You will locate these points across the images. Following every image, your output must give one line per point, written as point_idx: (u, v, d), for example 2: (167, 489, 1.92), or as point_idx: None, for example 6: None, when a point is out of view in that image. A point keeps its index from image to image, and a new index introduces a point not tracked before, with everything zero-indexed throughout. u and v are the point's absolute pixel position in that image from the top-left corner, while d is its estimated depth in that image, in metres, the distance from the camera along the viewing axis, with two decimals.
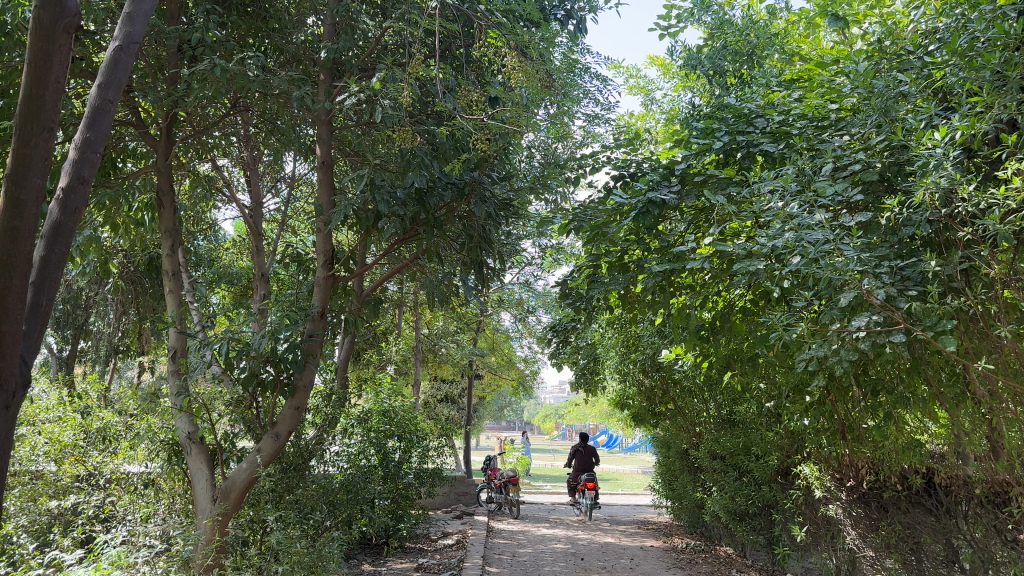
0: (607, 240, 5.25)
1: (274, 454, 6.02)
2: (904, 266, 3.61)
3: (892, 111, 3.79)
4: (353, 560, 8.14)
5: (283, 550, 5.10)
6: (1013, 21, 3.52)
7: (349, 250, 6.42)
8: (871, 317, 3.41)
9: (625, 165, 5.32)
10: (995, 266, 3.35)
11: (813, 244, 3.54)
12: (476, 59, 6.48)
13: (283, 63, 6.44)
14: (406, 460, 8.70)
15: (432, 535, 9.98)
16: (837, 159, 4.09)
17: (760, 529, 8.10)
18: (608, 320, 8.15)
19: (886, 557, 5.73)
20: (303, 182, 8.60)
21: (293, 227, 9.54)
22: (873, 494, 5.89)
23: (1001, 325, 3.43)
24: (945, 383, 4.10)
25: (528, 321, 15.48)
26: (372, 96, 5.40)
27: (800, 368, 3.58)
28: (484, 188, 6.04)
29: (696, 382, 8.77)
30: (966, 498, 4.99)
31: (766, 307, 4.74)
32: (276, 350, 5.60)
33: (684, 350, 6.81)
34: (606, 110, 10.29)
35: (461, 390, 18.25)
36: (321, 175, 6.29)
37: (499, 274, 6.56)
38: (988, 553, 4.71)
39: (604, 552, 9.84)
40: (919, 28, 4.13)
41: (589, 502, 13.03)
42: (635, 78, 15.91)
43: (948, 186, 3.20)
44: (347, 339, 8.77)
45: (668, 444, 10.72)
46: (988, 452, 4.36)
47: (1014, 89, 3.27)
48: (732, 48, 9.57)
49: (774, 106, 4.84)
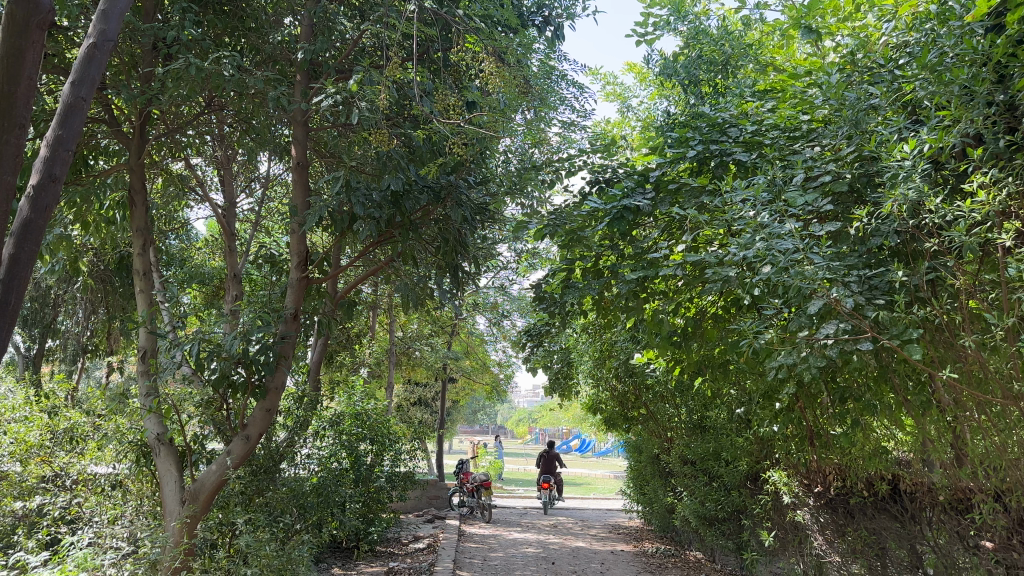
0: (582, 244, 5.29)
1: (245, 456, 6.00)
2: (872, 275, 3.68)
3: (863, 124, 3.86)
4: (323, 564, 8.11)
5: (252, 553, 5.11)
6: (982, 38, 3.53)
7: (323, 252, 6.38)
8: (839, 325, 3.50)
9: (601, 171, 5.43)
10: (963, 277, 3.40)
11: (783, 253, 3.65)
12: (455, 63, 6.45)
13: (260, 63, 6.32)
14: (378, 463, 8.70)
15: (403, 539, 9.96)
16: (809, 170, 4.16)
17: (730, 534, 8.18)
18: (582, 325, 8.22)
19: (853, 562, 5.81)
20: (278, 182, 8.57)
21: (266, 227, 9.45)
22: (839, 500, 5.95)
23: (965, 334, 3.50)
24: (912, 392, 4.11)
25: (503, 325, 15.47)
26: (349, 98, 5.38)
27: (769, 374, 3.67)
28: (461, 191, 6.02)
29: (668, 388, 8.84)
30: (930, 504, 5.04)
31: (737, 314, 4.81)
32: (247, 351, 5.53)
33: (656, 355, 6.99)
34: (583, 117, 10.31)
35: (434, 394, 18.17)
36: (296, 176, 6.21)
37: (474, 278, 6.53)
38: (950, 559, 4.79)
39: (574, 555, 9.89)
40: (891, 42, 4.18)
41: (545, 499, 14.14)
42: (611, 85, 15.95)
43: (916, 199, 3.27)
44: (319, 342, 8.60)
45: (639, 449, 10.86)
46: (952, 460, 4.42)
47: (981, 104, 3.32)
48: (707, 57, 9.74)
49: (747, 116, 4.92)
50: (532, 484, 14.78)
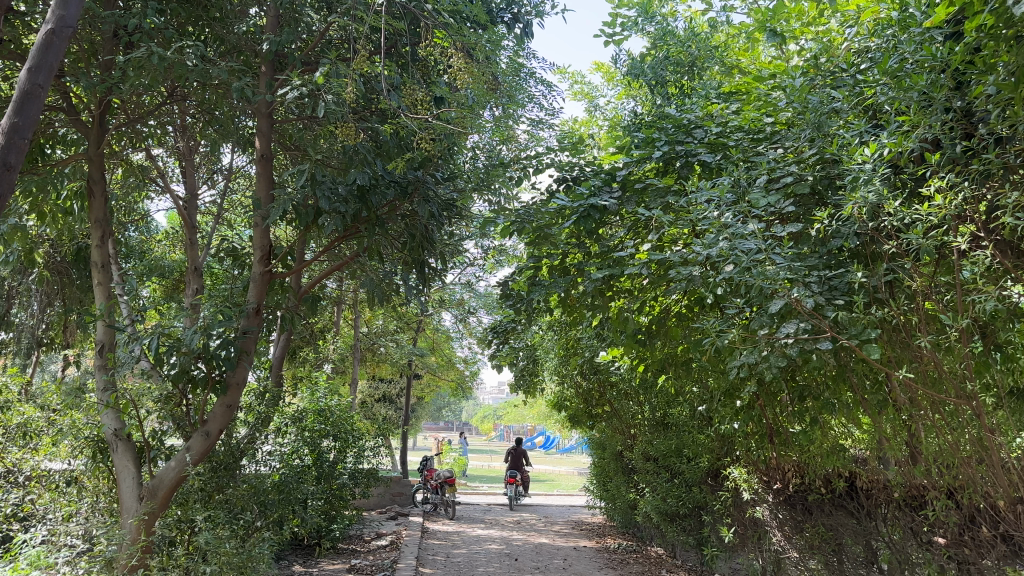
0: (549, 241, 5.24)
1: (204, 452, 5.92)
2: (832, 276, 3.73)
3: (825, 127, 3.93)
4: (283, 561, 8.02)
5: (211, 550, 5.05)
6: (940, 44, 3.58)
7: (287, 246, 6.30)
8: (799, 324, 3.55)
9: (568, 168, 5.42)
10: (920, 279, 3.47)
11: (746, 253, 3.69)
12: (423, 57, 6.41)
13: (223, 53, 6.21)
14: (341, 460, 8.64)
15: (366, 536, 9.90)
16: (771, 171, 4.21)
17: (690, 530, 8.28)
18: (548, 322, 8.24)
19: (811, 558, 5.87)
20: (241, 174, 8.45)
21: (229, 220, 9.32)
22: (798, 496, 6.03)
23: (921, 335, 3.56)
24: (869, 391, 4.17)
25: (469, 321, 15.44)
26: (315, 91, 5.31)
27: (732, 373, 3.71)
28: (428, 187, 5.99)
29: (632, 385, 8.89)
30: (885, 501, 5.13)
31: (701, 314, 4.85)
32: (208, 346, 5.45)
33: (621, 353, 7.04)
34: (551, 115, 10.31)
35: (398, 390, 18.08)
36: (259, 169, 6.13)
37: (440, 274, 6.51)
38: (904, 554, 4.89)
39: (536, 552, 9.92)
40: (853, 47, 4.25)
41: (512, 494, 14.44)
42: (579, 84, 16.01)
43: (876, 202, 3.33)
44: (282, 337, 8.42)
45: (602, 446, 10.93)
46: (908, 457, 4.51)
47: (939, 110, 3.38)
48: (674, 58, 9.79)
49: (712, 117, 4.96)
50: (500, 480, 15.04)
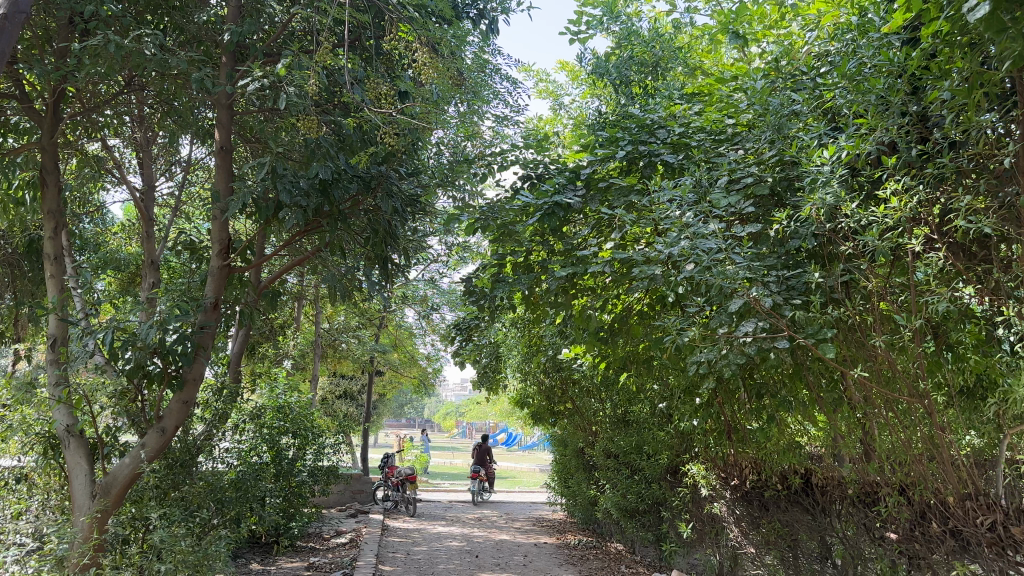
0: (513, 238, 5.33)
1: (160, 449, 5.80)
2: (790, 275, 3.78)
3: (785, 129, 4.01)
4: (240, 559, 7.92)
5: (166, 549, 4.97)
6: (898, 50, 3.66)
7: (247, 240, 6.21)
8: (757, 323, 3.58)
9: (533, 166, 5.42)
10: (875, 280, 3.54)
11: (706, 253, 3.73)
12: (388, 51, 6.36)
13: (183, 43, 6.10)
14: (300, 457, 8.55)
15: (325, 534, 9.83)
16: (732, 172, 4.26)
17: (650, 526, 8.37)
18: (511, 320, 8.26)
19: (767, 554, 6.04)
20: (201, 167, 8.31)
21: (188, 213, 9.16)
22: (754, 493, 6.11)
23: (876, 334, 3.62)
24: (824, 389, 4.30)
25: (432, 318, 15.39)
26: (276, 82, 5.24)
27: (691, 370, 3.76)
28: (391, 182, 5.98)
29: (594, 383, 8.93)
30: (840, 498, 5.22)
31: (662, 312, 4.89)
32: (163, 341, 5.32)
33: (583, 350, 7.09)
34: (516, 112, 10.32)
35: (360, 387, 17.96)
36: (219, 161, 6.03)
37: (402, 270, 6.45)
38: (858, 550, 4.99)
39: (497, 548, 9.93)
40: (813, 51, 4.32)
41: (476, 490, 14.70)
42: (544, 82, 16.05)
43: (834, 203, 3.40)
44: (241, 332, 8.39)
45: (564, 442, 10.98)
46: (861, 454, 4.61)
47: (896, 114, 3.44)
48: (637, 58, 9.73)
49: (675, 118, 4.99)
50: (466, 476, 15.27)
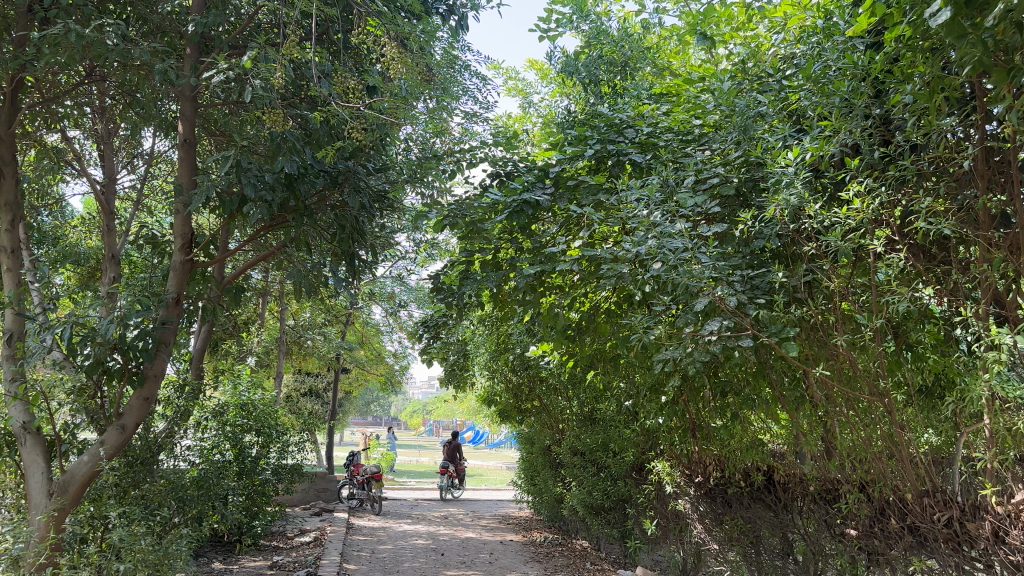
0: (482, 236, 5.29)
1: (120, 447, 5.68)
2: (754, 275, 3.81)
3: (750, 131, 4.07)
4: (202, 558, 7.82)
5: (125, 548, 4.89)
6: (862, 53, 3.70)
7: (211, 235, 6.11)
8: (722, 322, 3.63)
9: (502, 164, 5.42)
10: (837, 280, 3.58)
11: (673, 252, 3.76)
12: (356, 46, 6.30)
13: (146, 34, 5.98)
14: (264, 455, 8.46)
15: (289, 533, 9.75)
16: (699, 172, 4.29)
17: (615, 523, 8.43)
18: (479, 318, 8.25)
19: (730, 550, 6.08)
20: (164, 160, 8.17)
21: (150, 207, 9.01)
22: (718, 490, 6.15)
23: (838, 334, 3.67)
24: (788, 387, 4.36)
25: (400, 315, 15.31)
26: (242, 75, 5.17)
27: (658, 368, 3.81)
28: (359, 177, 5.93)
29: (561, 381, 8.95)
30: (801, 495, 5.27)
31: (628, 310, 4.91)
32: (124, 336, 5.21)
33: (551, 348, 7.10)
34: (485, 109, 10.28)
35: (325, 384, 17.82)
36: (182, 154, 5.93)
37: (370, 267, 6.42)
38: (819, 546, 5.06)
39: (463, 546, 9.92)
40: (779, 53, 4.36)
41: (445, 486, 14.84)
42: (513, 80, 16.04)
43: (797, 204, 3.44)
44: (204, 328, 8.25)
45: (531, 440, 11.00)
46: (823, 452, 4.67)
47: (860, 117, 3.48)
48: (607, 58, 9.83)
49: (643, 117, 5.02)
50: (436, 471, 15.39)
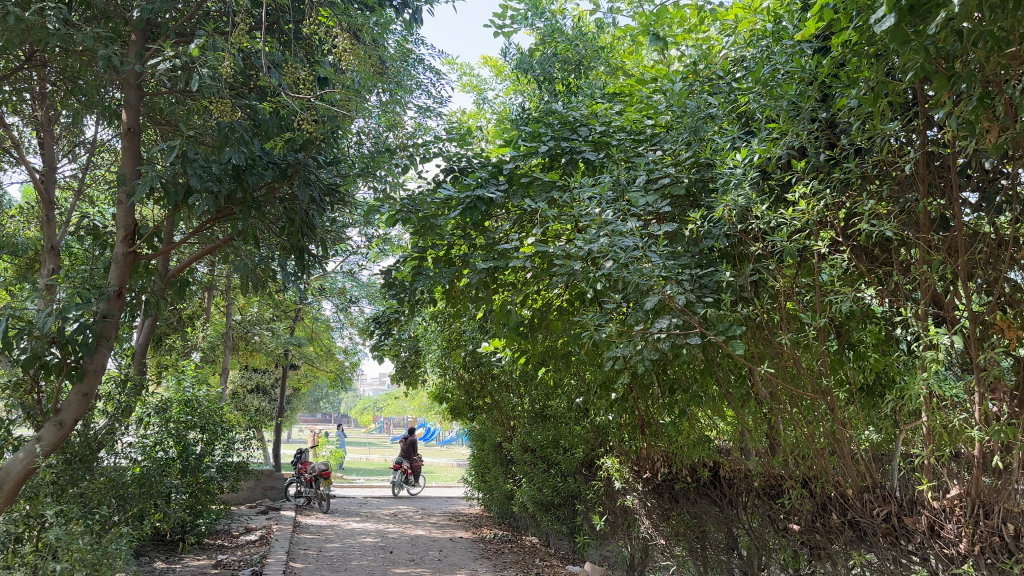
0: (435, 232, 5.21)
1: (56, 444, 5.47)
2: (702, 274, 3.87)
3: (701, 131, 4.12)
4: (143, 558, 7.63)
5: (62, 547, 4.73)
6: (809, 58, 3.77)
7: (155, 226, 5.96)
8: (671, 320, 3.67)
9: (455, 160, 5.39)
10: (782, 280, 3.64)
11: (624, 250, 3.78)
12: (307, 36, 6.19)
13: (90, 19, 5.81)
14: (209, 453, 8.29)
15: (234, 531, 9.60)
16: (650, 172, 4.34)
17: (564, 519, 8.49)
18: (431, 314, 8.22)
19: (676, 544, 6.17)
20: (107, 149, 7.95)
21: (92, 197, 8.76)
22: (666, 485, 6.19)
23: (782, 332, 3.74)
24: (733, 384, 4.47)
25: (350, 311, 15.16)
26: (190, 63, 5.04)
27: (607, 365, 3.84)
28: (309, 170, 5.83)
29: (513, 377, 8.97)
30: (746, 491, 5.30)
31: (580, 307, 4.94)
32: (63, 331, 5.11)
33: (502, 345, 7.11)
34: (439, 104, 10.21)
35: (273, 380, 17.56)
36: (126, 143, 5.77)
37: (320, 261, 6.34)
38: (762, 540, 5.16)
39: (412, 544, 9.88)
40: (729, 56, 4.43)
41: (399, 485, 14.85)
42: (468, 76, 15.99)
43: (745, 205, 3.50)
44: (147, 322, 8.05)
45: (481, 437, 11.00)
46: (767, 448, 4.76)
47: (807, 120, 3.55)
48: (561, 56, 9.97)
49: (596, 116, 5.06)
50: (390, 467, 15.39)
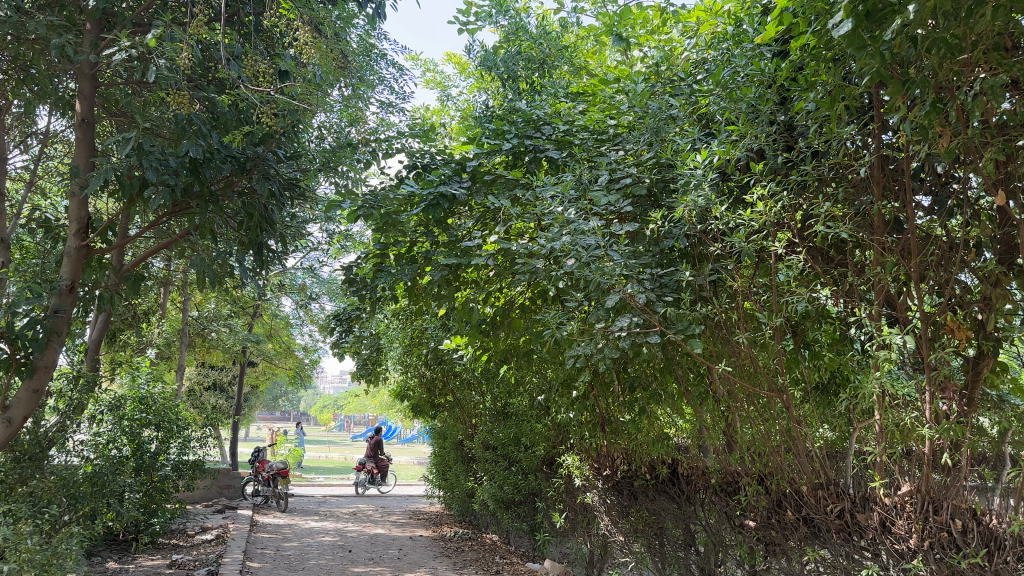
0: (398, 228, 5.18)
1: (5, 441, 5.42)
2: (663, 274, 3.90)
3: (663, 132, 4.15)
4: (95, 558, 7.47)
5: (9, 548, 4.59)
6: (768, 61, 3.82)
7: (110, 220, 5.84)
8: (632, 319, 3.70)
9: (419, 156, 5.36)
10: (740, 280, 3.70)
11: (586, 249, 3.81)
12: (268, 28, 6.12)
13: (43, 6, 5.67)
14: (164, 451, 8.14)
15: (189, 530, 9.45)
16: (612, 171, 4.36)
17: (524, 516, 8.52)
18: (392, 311, 8.19)
19: (634, 541, 6.21)
20: (60, 140, 7.76)
21: (43, 189, 8.55)
22: (625, 482, 6.26)
23: (740, 331, 3.79)
24: (692, 382, 4.51)
25: (311, 308, 15.02)
26: (146, 53, 4.94)
27: (569, 363, 3.86)
28: (268, 164, 5.75)
29: (474, 375, 8.96)
30: (703, 487, 5.41)
31: (542, 306, 4.96)
32: (12, 325, 4.98)
33: (464, 342, 7.10)
34: (402, 100, 10.17)
35: (230, 378, 17.31)
36: (80, 134, 5.63)
37: (280, 257, 6.27)
38: (719, 537, 5.23)
39: (371, 542, 9.81)
40: (690, 58, 4.46)
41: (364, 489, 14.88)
42: (431, 72, 15.94)
43: (705, 206, 3.54)
44: (101, 317, 7.88)
45: (442, 435, 10.98)
46: (724, 446, 4.83)
47: (765, 122, 3.60)
48: (525, 54, 9.95)
49: (560, 115, 5.10)
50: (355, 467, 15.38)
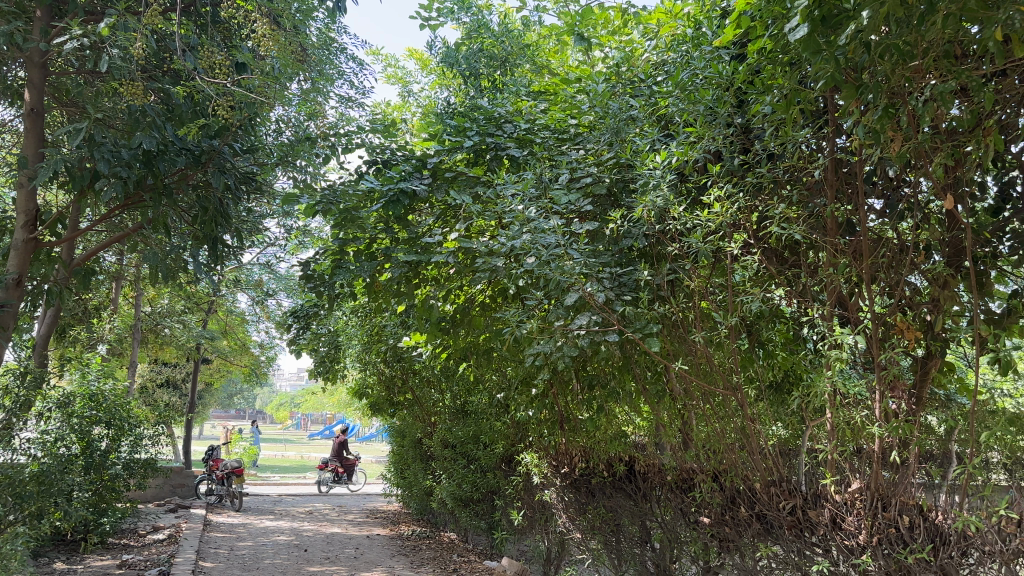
0: (357, 224, 5.13)
1: None
2: (622, 273, 3.92)
3: (623, 132, 4.18)
4: (42, 559, 7.28)
5: None
6: (727, 64, 3.87)
7: (59, 212, 5.69)
8: (591, 317, 3.72)
9: (379, 151, 5.31)
10: (697, 280, 3.73)
11: (546, 247, 3.82)
12: (225, 20, 6.02)
13: None
14: (115, 449, 7.97)
15: (140, 530, 9.26)
16: (573, 170, 4.38)
17: (482, 514, 8.51)
18: (351, 308, 8.12)
19: (591, 538, 6.23)
20: (8, 129, 7.54)
21: None
22: (583, 479, 6.30)
23: (697, 330, 3.83)
24: (649, 381, 4.54)
25: (267, 304, 14.83)
26: (98, 42, 4.83)
27: (528, 361, 3.86)
28: (224, 158, 5.66)
29: (433, 373, 8.94)
30: (659, 485, 5.45)
31: (502, 304, 4.97)
32: None
33: (423, 340, 7.08)
34: (361, 95, 10.10)
35: (184, 375, 17.00)
36: (28, 123, 5.48)
37: (235, 252, 6.16)
38: (674, 533, 5.27)
39: (328, 541, 9.72)
40: (651, 59, 4.49)
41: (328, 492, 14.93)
42: (393, 68, 15.86)
43: (663, 206, 3.57)
44: (50, 312, 7.68)
45: (401, 433, 10.93)
46: (680, 443, 4.89)
47: (723, 124, 3.64)
48: (486, 51, 10.02)
49: (522, 113, 5.12)
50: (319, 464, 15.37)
